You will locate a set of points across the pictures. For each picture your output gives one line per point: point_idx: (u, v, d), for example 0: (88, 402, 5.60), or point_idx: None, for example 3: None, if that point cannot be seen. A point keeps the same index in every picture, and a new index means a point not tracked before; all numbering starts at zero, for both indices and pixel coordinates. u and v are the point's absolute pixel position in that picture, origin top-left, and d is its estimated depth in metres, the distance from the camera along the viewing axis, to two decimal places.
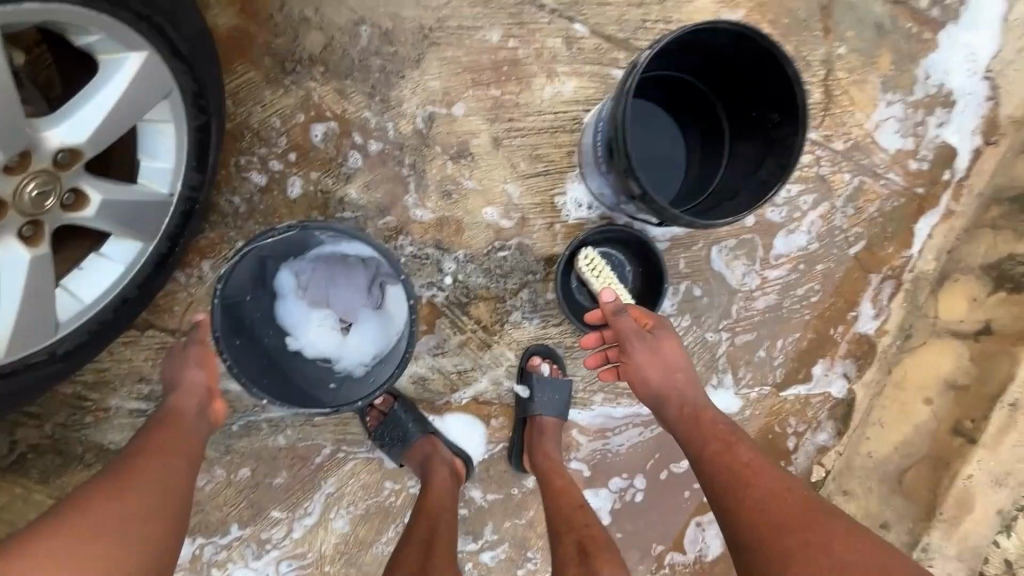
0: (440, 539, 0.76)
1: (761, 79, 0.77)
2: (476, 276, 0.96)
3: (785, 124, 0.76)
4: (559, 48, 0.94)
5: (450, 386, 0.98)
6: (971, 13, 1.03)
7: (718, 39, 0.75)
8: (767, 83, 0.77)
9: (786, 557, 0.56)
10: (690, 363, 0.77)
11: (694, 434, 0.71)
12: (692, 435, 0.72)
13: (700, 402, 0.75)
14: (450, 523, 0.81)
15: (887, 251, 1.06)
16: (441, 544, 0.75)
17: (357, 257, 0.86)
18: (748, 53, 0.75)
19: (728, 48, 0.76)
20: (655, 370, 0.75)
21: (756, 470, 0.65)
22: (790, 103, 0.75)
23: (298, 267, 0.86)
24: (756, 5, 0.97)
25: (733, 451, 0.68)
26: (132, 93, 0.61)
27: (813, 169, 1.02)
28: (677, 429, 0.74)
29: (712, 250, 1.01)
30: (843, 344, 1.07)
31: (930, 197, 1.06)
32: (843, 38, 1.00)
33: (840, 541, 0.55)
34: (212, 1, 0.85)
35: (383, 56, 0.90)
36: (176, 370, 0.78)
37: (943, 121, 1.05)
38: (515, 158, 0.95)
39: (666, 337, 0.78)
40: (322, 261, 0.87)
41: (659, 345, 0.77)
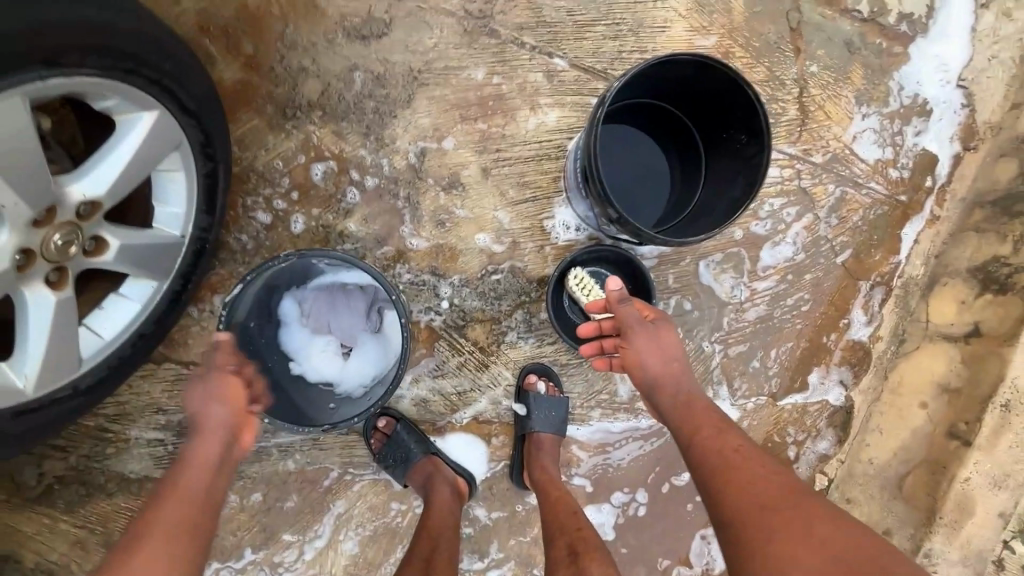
0: (440, 558, 0.79)
1: (727, 103, 0.82)
2: (472, 300, 1.00)
3: (753, 144, 0.81)
4: (541, 82, 0.99)
5: (451, 407, 1.02)
6: (939, 26, 1.07)
7: (683, 70, 0.80)
8: (732, 107, 0.81)
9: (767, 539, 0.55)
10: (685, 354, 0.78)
11: (689, 425, 0.70)
12: (685, 424, 0.71)
13: (695, 392, 0.75)
14: (450, 541, 0.84)
15: (875, 258, 1.08)
16: (441, 562, 0.78)
17: (356, 284, 0.93)
18: (711, 80, 0.80)
19: (692, 77, 0.81)
20: (655, 361, 0.75)
21: (746, 463, 0.63)
22: (755, 124, 0.79)
23: (301, 296, 0.92)
24: (728, 30, 1.02)
25: (725, 440, 0.67)
26: (148, 149, 0.67)
27: (795, 183, 1.05)
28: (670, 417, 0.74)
29: (699, 265, 1.05)
30: (837, 351, 1.08)
31: (914, 203, 1.08)
32: (814, 56, 1.04)
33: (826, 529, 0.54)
34: (218, 57, 0.92)
35: (376, 98, 0.96)
36: (202, 405, 0.70)
37: (920, 129, 1.08)
38: (504, 186, 1.00)
39: (666, 329, 0.78)
40: (324, 290, 0.92)
41: (659, 335, 0.77)
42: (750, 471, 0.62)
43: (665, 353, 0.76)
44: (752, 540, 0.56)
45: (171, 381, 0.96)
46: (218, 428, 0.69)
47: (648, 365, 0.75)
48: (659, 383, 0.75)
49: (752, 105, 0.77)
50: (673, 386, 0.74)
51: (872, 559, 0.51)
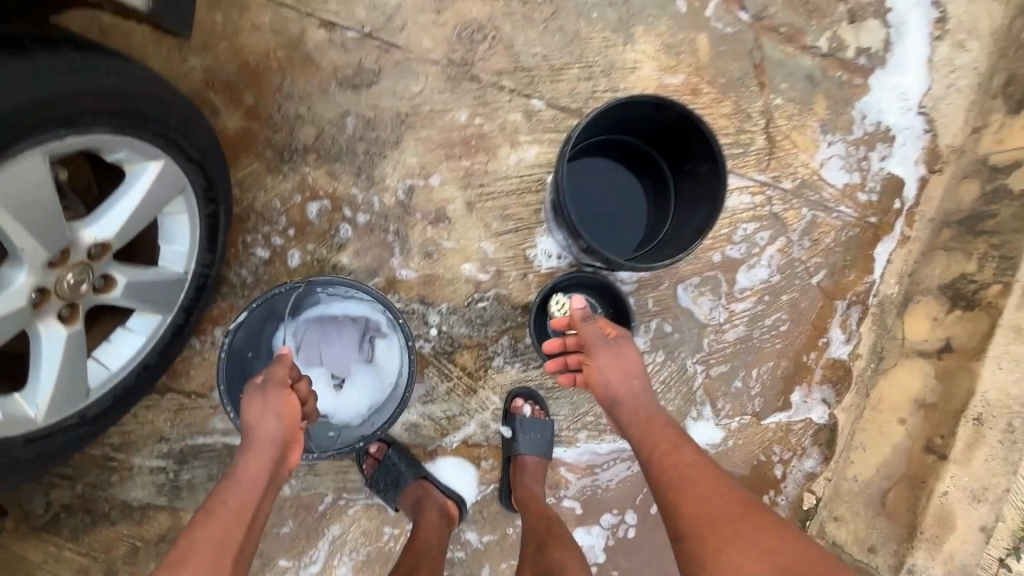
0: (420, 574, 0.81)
1: (686, 137, 0.88)
2: (459, 326, 1.05)
3: (712, 173, 0.86)
4: (520, 121, 1.07)
5: (441, 431, 1.05)
6: (896, 58, 1.13)
7: (643, 108, 0.87)
8: (691, 140, 0.87)
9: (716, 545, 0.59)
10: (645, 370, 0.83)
11: (644, 438, 0.75)
12: (641, 437, 0.76)
13: (652, 406, 0.79)
14: (433, 561, 0.86)
15: (849, 278, 1.12)
16: None
17: (347, 314, 0.98)
18: (669, 117, 0.86)
19: (652, 114, 0.87)
20: (614, 374, 0.81)
21: (692, 476, 0.67)
22: (711, 155, 0.85)
23: (292, 330, 0.96)
24: (694, 68, 1.09)
25: (676, 453, 0.71)
26: (155, 196, 0.74)
27: (766, 208, 1.10)
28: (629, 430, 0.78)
29: (678, 288, 1.08)
30: (818, 370, 1.11)
31: (884, 224, 1.13)
32: (778, 90, 1.11)
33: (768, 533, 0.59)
34: (222, 108, 1.00)
35: (366, 140, 1.04)
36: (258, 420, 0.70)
37: (885, 154, 1.13)
38: (488, 218, 1.06)
39: (627, 345, 0.84)
40: (314, 323, 0.97)
41: (619, 351, 0.83)
42: (693, 479, 0.67)
43: (625, 368, 0.82)
44: (692, 549, 0.61)
45: (174, 410, 1.01)
46: (270, 446, 0.69)
47: (609, 382, 0.82)
48: (618, 399, 0.81)
49: (706, 139, 0.83)
50: (630, 401, 0.80)
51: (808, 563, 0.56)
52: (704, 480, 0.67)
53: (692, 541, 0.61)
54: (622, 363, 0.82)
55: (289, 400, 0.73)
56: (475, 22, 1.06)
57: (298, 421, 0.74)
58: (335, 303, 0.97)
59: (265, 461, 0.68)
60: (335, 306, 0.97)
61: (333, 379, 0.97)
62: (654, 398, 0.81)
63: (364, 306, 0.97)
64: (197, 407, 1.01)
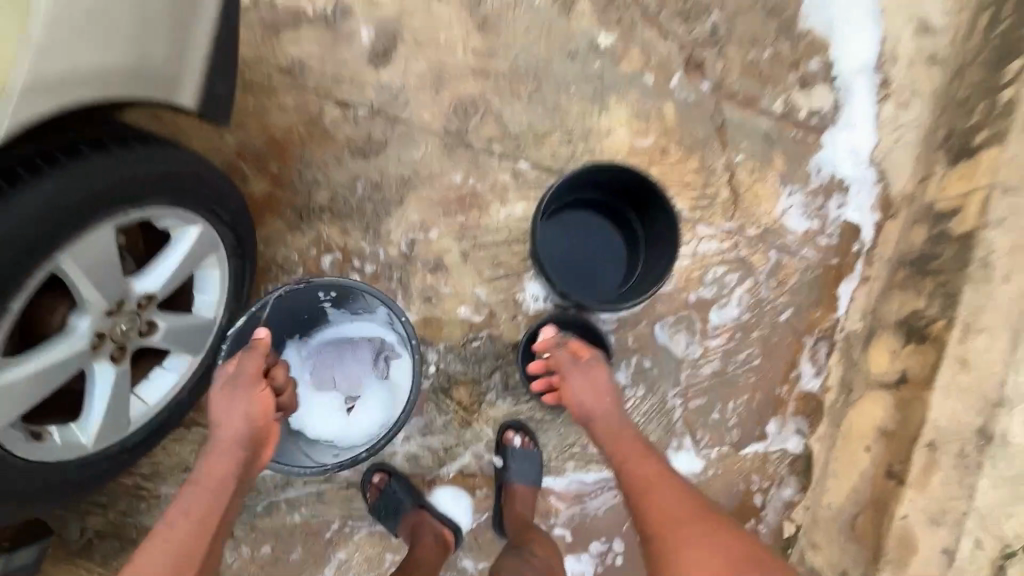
0: None
1: (646, 193, 1.04)
2: (456, 364, 1.16)
3: (668, 222, 1.02)
4: (509, 181, 1.21)
5: (439, 461, 1.15)
6: (846, 117, 1.27)
7: (606, 172, 1.04)
8: (649, 195, 1.04)
9: (675, 547, 0.72)
10: (616, 390, 0.93)
11: (614, 451, 0.85)
12: (611, 451, 0.86)
13: (622, 422, 0.89)
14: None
15: (815, 315, 1.21)
16: None
17: (360, 336, 1.09)
18: (629, 177, 1.03)
19: (614, 175, 1.05)
20: (588, 394, 0.91)
21: (657, 486, 0.78)
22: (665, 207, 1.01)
23: (309, 354, 1.08)
24: (663, 131, 1.23)
25: (643, 463, 0.81)
26: (192, 255, 0.88)
27: (734, 253, 1.21)
28: (601, 443, 0.88)
29: (655, 326, 1.18)
30: (791, 402, 1.19)
31: (845, 266, 1.23)
32: (739, 148, 1.24)
33: (721, 537, 0.72)
34: (250, 175, 1.17)
35: (374, 200, 1.18)
36: (226, 421, 0.77)
37: (842, 202, 1.24)
38: (481, 266, 1.19)
39: (599, 368, 0.94)
40: (329, 346, 1.08)
41: (593, 374, 0.93)
42: (663, 498, 0.77)
43: (598, 389, 0.91)
44: (658, 549, 0.73)
45: (198, 442, 1.11)
46: (236, 446, 0.76)
47: (584, 400, 0.91)
48: (592, 416, 0.90)
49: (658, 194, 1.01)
50: (605, 419, 0.89)
51: (749, 562, 0.70)
52: (674, 499, 0.76)
53: (655, 541, 0.74)
54: (596, 384, 0.92)
55: (260, 398, 0.79)
56: (469, 97, 1.22)
57: (270, 419, 0.81)
58: (349, 324, 1.09)
59: (231, 459, 0.75)
60: (348, 326, 1.08)
61: (348, 397, 1.07)
62: (625, 415, 0.90)
63: (374, 325, 1.08)
64: None
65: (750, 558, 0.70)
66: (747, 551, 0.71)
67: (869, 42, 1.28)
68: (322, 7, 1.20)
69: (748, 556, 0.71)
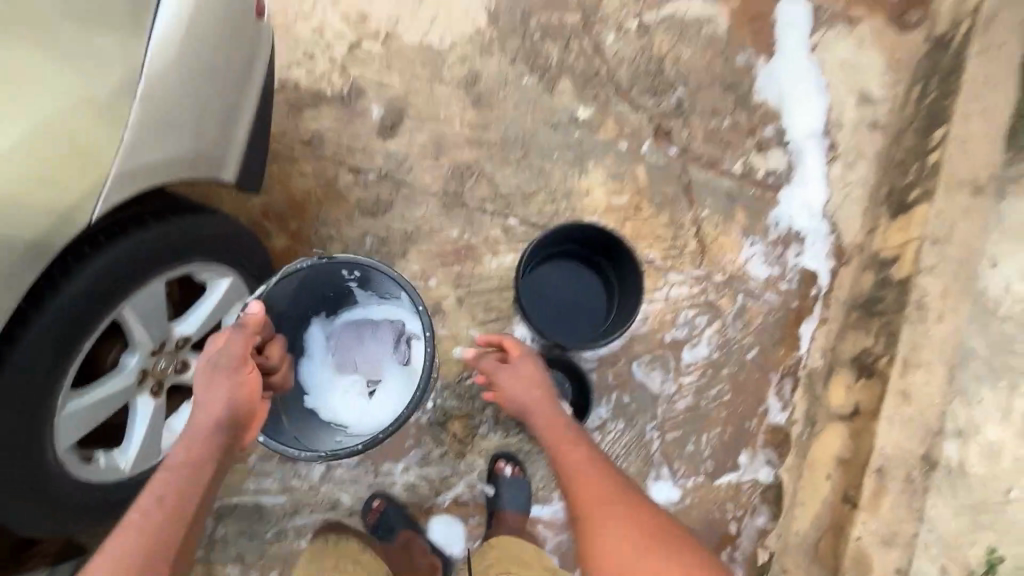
0: None
1: (613, 245, 1.20)
2: (451, 399, 1.27)
3: (634, 268, 1.17)
4: (500, 235, 1.37)
5: (435, 490, 1.25)
6: (800, 176, 1.42)
7: (576, 229, 1.21)
8: (616, 247, 1.19)
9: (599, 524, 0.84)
10: (546, 381, 1.03)
11: (548, 440, 0.97)
12: (546, 441, 0.97)
13: (553, 412, 1.00)
14: None
15: (779, 354, 1.34)
16: None
17: (382, 320, 1.13)
18: (597, 232, 1.20)
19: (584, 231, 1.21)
20: (520, 390, 1.02)
21: (584, 470, 0.90)
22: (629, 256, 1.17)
23: (335, 334, 1.14)
24: (636, 190, 1.39)
25: (571, 451, 0.93)
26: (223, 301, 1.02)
27: (702, 297, 1.35)
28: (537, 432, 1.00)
29: (632, 364, 1.30)
30: (761, 434, 1.31)
31: (804, 308, 1.36)
32: (704, 204, 1.40)
33: (638, 513, 0.85)
34: (273, 232, 1.33)
35: (380, 254, 1.34)
36: (206, 399, 0.80)
37: (799, 251, 1.39)
38: (475, 311, 1.32)
39: (529, 364, 1.05)
40: (353, 329, 1.14)
41: (523, 370, 1.04)
42: (589, 481, 0.89)
43: (536, 384, 1.02)
44: (585, 526, 0.85)
45: None
46: (218, 428, 0.79)
47: (519, 395, 1.02)
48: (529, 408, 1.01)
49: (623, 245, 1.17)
50: (540, 412, 1.00)
51: (661, 531, 0.83)
52: (603, 486, 0.88)
53: (583, 520, 0.86)
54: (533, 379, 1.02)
55: (246, 378, 0.83)
56: (465, 163, 1.40)
57: (252, 400, 0.84)
58: (374, 307, 1.13)
59: (214, 441, 0.78)
60: (373, 308, 1.13)
61: (369, 380, 1.12)
62: (558, 405, 1.01)
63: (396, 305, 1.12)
64: (235, 468, 1.21)
65: (661, 527, 0.83)
66: (660, 524, 0.84)
67: (816, 111, 1.46)
68: (340, 89, 1.41)
69: (661, 526, 0.84)
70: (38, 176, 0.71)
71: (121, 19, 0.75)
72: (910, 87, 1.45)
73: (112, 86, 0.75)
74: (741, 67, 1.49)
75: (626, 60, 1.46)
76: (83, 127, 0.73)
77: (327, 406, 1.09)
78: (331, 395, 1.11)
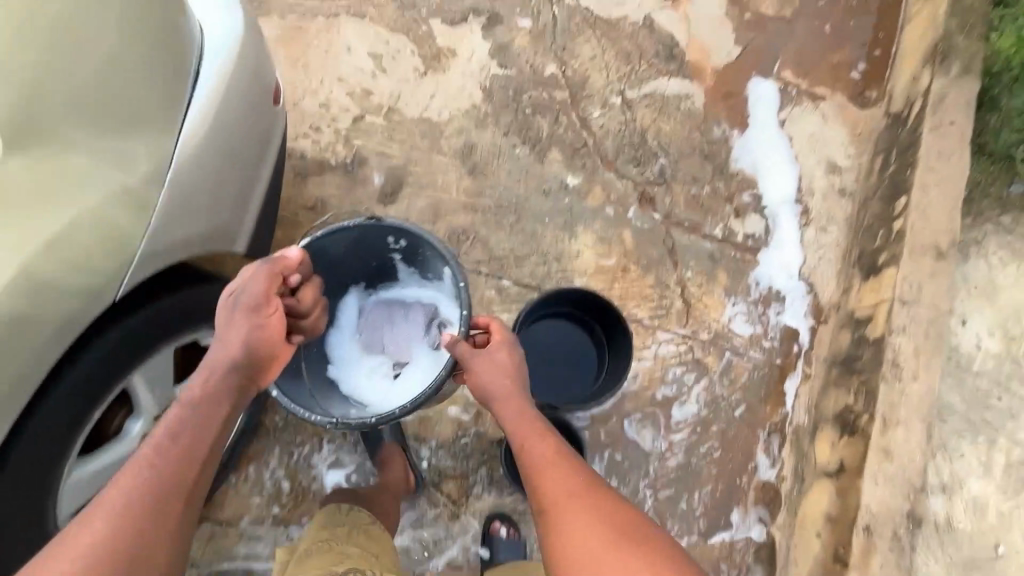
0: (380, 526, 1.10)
1: (604, 308, 1.26)
2: (445, 459, 1.29)
3: (623, 331, 1.23)
4: (494, 296, 1.44)
5: (428, 554, 1.25)
6: (777, 240, 1.51)
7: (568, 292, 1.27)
8: (606, 310, 1.25)
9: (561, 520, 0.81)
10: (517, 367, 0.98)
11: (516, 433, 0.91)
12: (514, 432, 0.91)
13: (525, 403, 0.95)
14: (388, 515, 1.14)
15: (765, 410, 1.38)
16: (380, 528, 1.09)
17: (416, 300, 1.12)
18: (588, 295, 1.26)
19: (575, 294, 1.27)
20: (490, 376, 0.95)
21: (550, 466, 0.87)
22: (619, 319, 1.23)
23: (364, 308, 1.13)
24: (623, 252, 1.47)
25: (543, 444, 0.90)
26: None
27: (690, 355, 1.40)
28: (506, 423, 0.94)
29: (624, 422, 1.34)
30: (751, 491, 1.34)
31: (788, 364, 1.42)
32: (688, 265, 1.47)
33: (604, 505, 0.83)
34: None
35: None
36: (225, 336, 0.85)
37: (780, 310, 1.46)
38: None
39: (504, 349, 0.98)
40: (384, 306, 1.14)
41: (494, 357, 0.97)
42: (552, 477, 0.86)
43: (510, 371, 0.96)
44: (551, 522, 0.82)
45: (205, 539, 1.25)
46: (235, 366, 0.84)
47: (492, 382, 0.94)
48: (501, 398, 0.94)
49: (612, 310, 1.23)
50: (510, 403, 0.94)
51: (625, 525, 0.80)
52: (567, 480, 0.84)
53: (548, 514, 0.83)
54: (507, 367, 0.96)
55: (266, 318, 0.88)
56: (462, 228, 1.47)
57: (269, 345, 0.88)
58: (411, 288, 1.13)
59: (229, 375, 0.83)
60: (412, 288, 1.12)
61: (394, 363, 1.10)
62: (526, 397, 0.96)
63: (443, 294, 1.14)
64: (228, 530, 1.25)
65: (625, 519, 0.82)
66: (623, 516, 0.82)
67: (788, 179, 1.58)
68: (344, 159, 1.51)
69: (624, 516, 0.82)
70: (80, 264, 0.76)
71: (156, 112, 0.82)
72: (873, 157, 1.57)
73: (148, 177, 0.81)
74: (717, 138, 1.60)
75: (611, 132, 1.58)
76: (120, 218, 0.79)
77: (351, 382, 1.07)
78: (355, 375, 1.09)
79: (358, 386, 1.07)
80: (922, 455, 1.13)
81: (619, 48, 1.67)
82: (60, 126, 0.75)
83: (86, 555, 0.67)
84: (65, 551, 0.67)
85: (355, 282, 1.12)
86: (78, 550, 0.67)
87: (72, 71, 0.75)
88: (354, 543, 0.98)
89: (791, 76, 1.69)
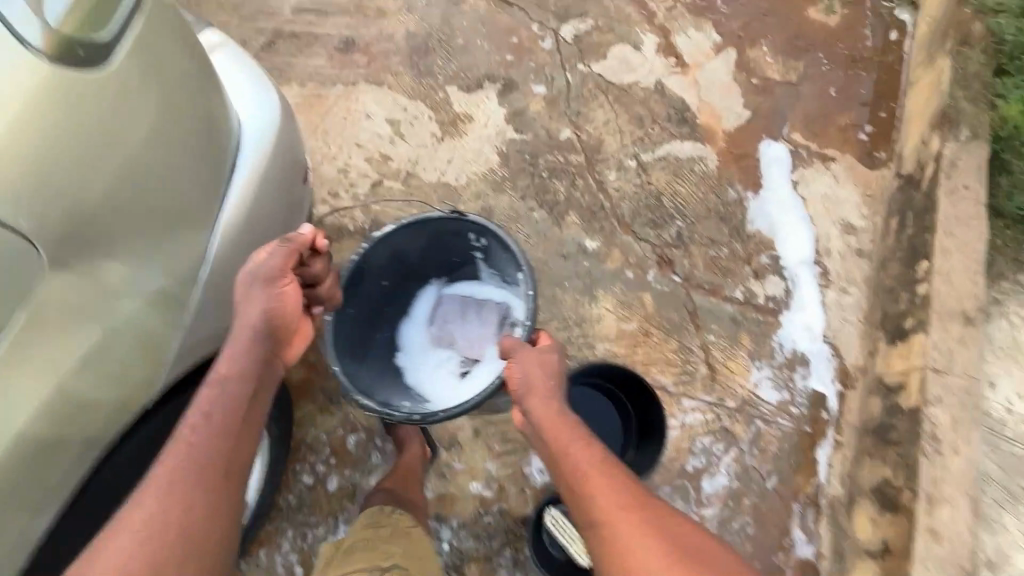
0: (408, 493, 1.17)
1: (636, 384, 1.24)
2: (468, 540, 1.25)
3: (656, 409, 1.21)
4: None
5: None
6: (798, 302, 1.50)
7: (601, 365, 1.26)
8: (638, 386, 1.24)
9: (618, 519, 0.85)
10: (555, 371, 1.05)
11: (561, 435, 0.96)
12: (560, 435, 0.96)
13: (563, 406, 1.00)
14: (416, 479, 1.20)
15: (798, 481, 1.34)
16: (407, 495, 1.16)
17: (491, 299, 1.28)
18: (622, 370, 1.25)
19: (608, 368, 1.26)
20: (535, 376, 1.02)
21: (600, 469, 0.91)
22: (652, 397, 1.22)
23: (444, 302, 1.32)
24: (644, 316, 1.45)
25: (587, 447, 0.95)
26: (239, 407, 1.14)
27: (717, 423, 1.37)
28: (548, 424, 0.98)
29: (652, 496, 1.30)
30: (788, 569, 1.28)
31: (817, 431, 1.38)
32: (710, 329, 1.45)
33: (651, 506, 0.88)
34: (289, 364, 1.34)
35: None
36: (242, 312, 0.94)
37: (805, 374, 1.43)
38: (491, 442, 1.30)
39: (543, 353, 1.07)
40: (462, 302, 1.32)
41: (537, 359, 1.05)
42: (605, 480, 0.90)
43: (543, 368, 1.04)
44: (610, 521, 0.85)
45: None
46: (260, 344, 0.94)
47: (523, 378, 1.02)
48: (535, 394, 1.00)
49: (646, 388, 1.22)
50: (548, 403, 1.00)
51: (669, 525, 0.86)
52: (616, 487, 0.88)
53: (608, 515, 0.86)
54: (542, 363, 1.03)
55: (276, 299, 0.96)
56: None
57: (283, 322, 0.97)
58: (487, 287, 1.29)
59: (246, 357, 0.91)
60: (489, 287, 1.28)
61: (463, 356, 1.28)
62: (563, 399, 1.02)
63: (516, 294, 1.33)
64: None
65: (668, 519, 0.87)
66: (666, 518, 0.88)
67: (804, 240, 1.58)
68: (362, 224, 1.53)
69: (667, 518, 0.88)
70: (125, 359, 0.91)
71: (198, 217, 0.97)
72: (887, 217, 1.59)
73: (186, 276, 0.97)
74: (732, 199, 1.62)
75: (627, 195, 1.59)
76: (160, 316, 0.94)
77: (423, 371, 1.27)
78: (427, 361, 1.29)
79: (428, 376, 1.26)
80: (970, 535, 1.08)
81: (631, 113, 1.71)
82: (108, 217, 0.83)
83: (142, 530, 0.75)
84: (122, 531, 0.76)
85: (437, 275, 1.32)
86: (133, 526, 0.75)
87: (120, 165, 0.83)
88: (395, 552, 0.99)
89: (801, 138, 1.72)
